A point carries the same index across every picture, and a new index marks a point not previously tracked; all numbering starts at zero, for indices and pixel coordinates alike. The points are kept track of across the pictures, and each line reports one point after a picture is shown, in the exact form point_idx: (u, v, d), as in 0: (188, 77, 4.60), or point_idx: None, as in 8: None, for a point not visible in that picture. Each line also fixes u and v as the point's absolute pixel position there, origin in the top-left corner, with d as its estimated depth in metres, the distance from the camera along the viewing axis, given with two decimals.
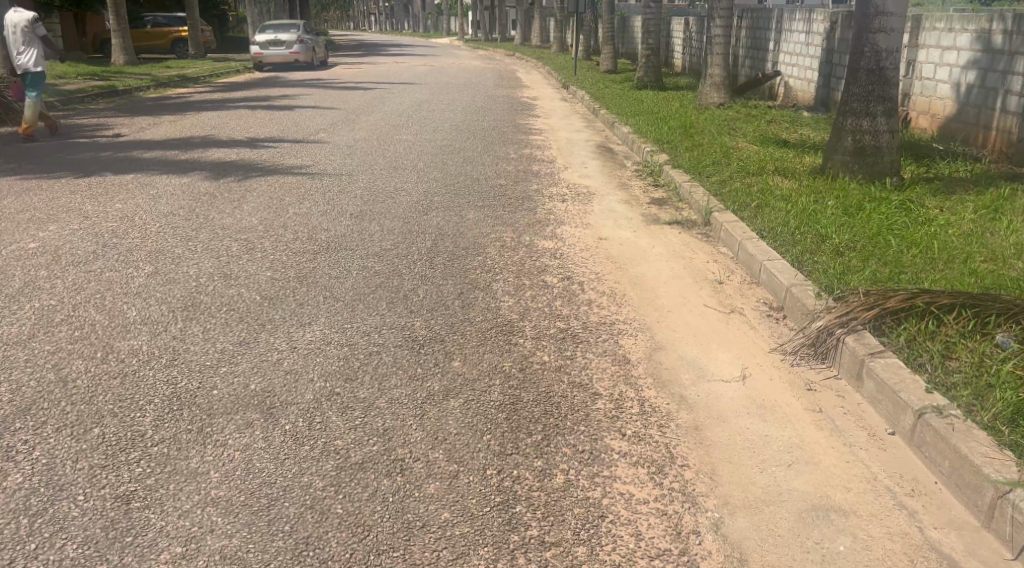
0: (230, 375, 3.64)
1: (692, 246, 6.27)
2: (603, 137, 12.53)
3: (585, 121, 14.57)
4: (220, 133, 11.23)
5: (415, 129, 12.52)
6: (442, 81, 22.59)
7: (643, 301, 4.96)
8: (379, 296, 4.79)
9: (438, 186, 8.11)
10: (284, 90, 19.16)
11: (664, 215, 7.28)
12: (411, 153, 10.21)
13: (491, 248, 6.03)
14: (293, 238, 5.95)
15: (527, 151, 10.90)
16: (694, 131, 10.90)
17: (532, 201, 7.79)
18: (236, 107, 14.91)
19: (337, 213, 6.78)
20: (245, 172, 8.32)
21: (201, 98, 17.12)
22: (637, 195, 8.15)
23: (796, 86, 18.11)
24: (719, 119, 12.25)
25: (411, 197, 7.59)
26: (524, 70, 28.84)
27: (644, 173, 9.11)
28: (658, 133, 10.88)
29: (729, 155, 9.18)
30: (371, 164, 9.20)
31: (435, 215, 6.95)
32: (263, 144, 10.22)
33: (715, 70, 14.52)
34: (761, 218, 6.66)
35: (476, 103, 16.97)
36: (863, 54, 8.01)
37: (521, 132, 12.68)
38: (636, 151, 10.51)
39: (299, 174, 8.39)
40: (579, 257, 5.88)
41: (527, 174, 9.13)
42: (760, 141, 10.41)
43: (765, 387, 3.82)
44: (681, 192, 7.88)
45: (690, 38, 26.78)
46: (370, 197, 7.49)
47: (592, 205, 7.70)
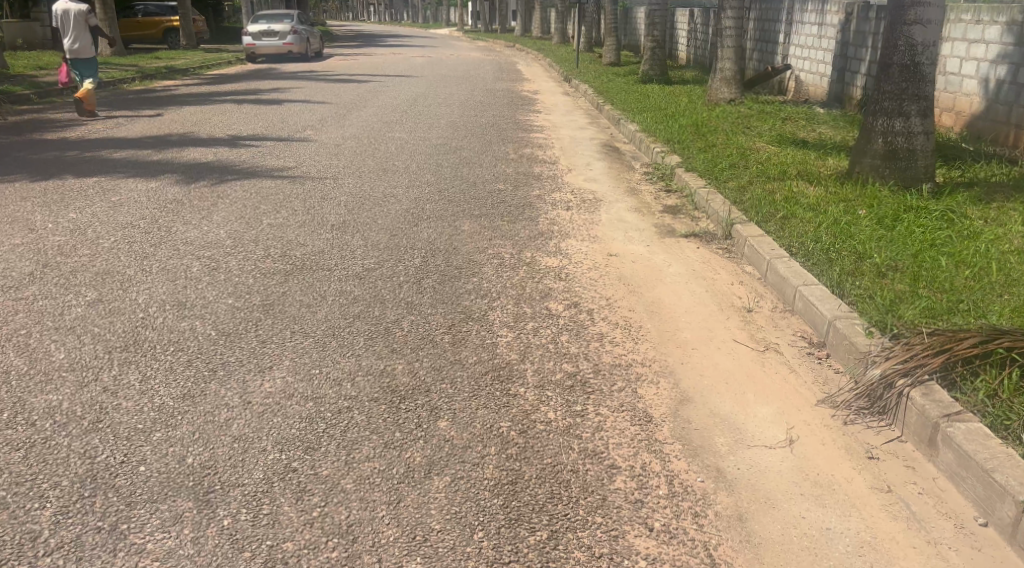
0: (164, 444, 2.97)
1: (712, 264, 5.59)
2: (608, 134, 11.85)
3: (589, 117, 13.89)
4: (200, 129, 10.55)
5: (408, 126, 11.84)
6: (440, 74, 21.86)
7: (663, 335, 4.29)
8: (356, 330, 4.12)
9: (431, 192, 7.44)
10: (275, 82, 18.46)
11: (679, 226, 6.60)
12: (403, 153, 9.53)
13: (487, 267, 5.36)
14: (265, 255, 5.28)
15: (528, 151, 10.21)
16: (706, 130, 10.21)
17: (533, 209, 7.11)
18: (222, 101, 14.22)
19: (316, 224, 6.12)
20: (220, 176, 7.66)
21: (188, 92, 16.42)
22: (648, 202, 7.48)
23: (808, 80, 17.39)
24: (731, 117, 11.56)
25: (400, 204, 6.93)
26: (525, 62, 28.12)
27: (654, 177, 8.43)
28: (668, 132, 10.19)
29: (746, 157, 8.49)
30: (358, 166, 8.53)
31: (426, 226, 6.28)
32: (245, 143, 9.54)
33: (726, 64, 13.82)
34: (789, 232, 5.98)
35: (475, 97, 16.28)
36: (896, 49, 7.30)
37: (521, 130, 12.01)
38: (644, 151, 9.83)
39: (279, 177, 7.72)
40: (586, 279, 5.21)
41: (527, 178, 8.45)
42: (778, 140, 9.71)
43: (818, 456, 3.15)
44: (697, 200, 7.20)
45: (695, 29, 26.01)
46: (355, 204, 6.82)
47: (599, 214, 7.03)
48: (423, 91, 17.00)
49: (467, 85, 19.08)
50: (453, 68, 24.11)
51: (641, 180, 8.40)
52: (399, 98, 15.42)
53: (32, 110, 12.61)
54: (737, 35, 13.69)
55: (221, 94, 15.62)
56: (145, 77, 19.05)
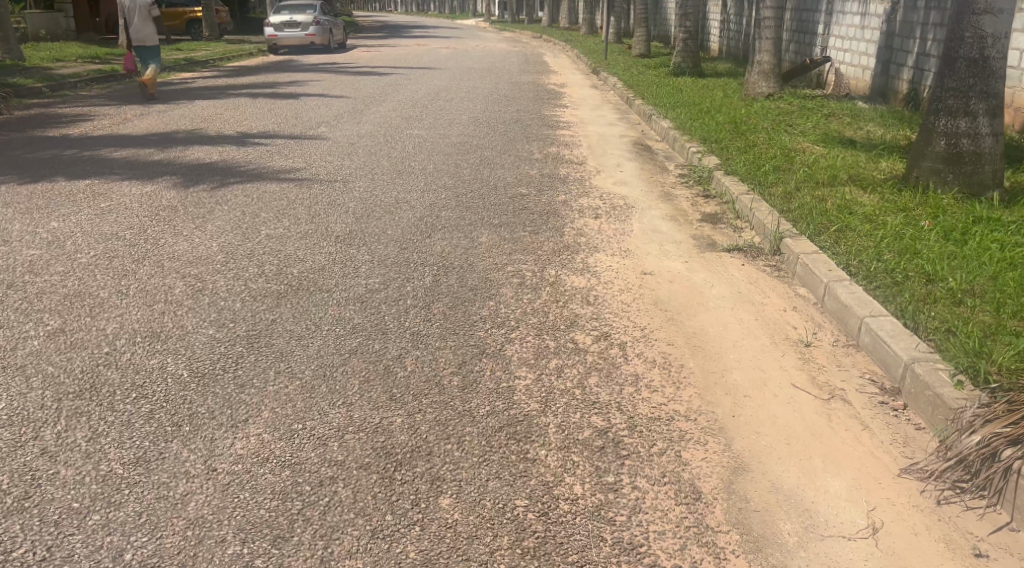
0: (101, 531, 2.43)
1: (760, 286, 4.96)
2: (639, 131, 11.21)
3: (618, 112, 13.23)
4: (209, 126, 10.06)
5: (428, 122, 11.27)
6: (464, 67, 21.26)
7: (709, 378, 3.68)
8: (351, 371, 3.56)
9: (448, 198, 6.87)
10: (294, 75, 18.01)
11: (720, 238, 5.97)
12: (421, 152, 8.97)
13: (505, 289, 4.77)
14: (258, 273, 4.74)
15: (554, 150, 9.60)
16: (746, 128, 9.52)
17: (558, 218, 6.51)
18: (237, 95, 13.74)
19: (318, 235, 5.57)
20: (222, 178, 7.14)
21: (204, 85, 15.98)
22: (683, 210, 6.85)
23: (849, 74, 16.55)
24: (770, 113, 10.86)
25: (414, 212, 6.36)
26: (552, 54, 27.46)
27: (690, 181, 7.79)
28: (704, 130, 9.53)
29: (792, 159, 7.82)
30: (372, 167, 7.98)
31: (440, 238, 5.71)
32: (255, 142, 9.03)
33: (764, 57, 13.08)
34: (847, 249, 5.34)
35: (499, 91, 15.67)
36: (962, 41, 6.57)
37: (547, 127, 11.40)
38: (678, 151, 9.18)
39: (285, 180, 7.20)
40: (618, 303, 4.60)
41: (552, 181, 7.85)
42: (824, 139, 9.00)
43: (911, 552, 2.54)
44: (738, 208, 6.56)
45: (728, 20, 25.14)
46: (364, 212, 6.27)
47: (630, 223, 6.42)
48: (445, 84, 16.41)
49: (491, 77, 18.47)
50: (477, 60, 23.50)
51: (676, 184, 7.76)
52: (420, 92, 14.87)
53: (41, 104, 12.20)
54: (777, 26, 12.93)
55: (238, 87, 15.16)
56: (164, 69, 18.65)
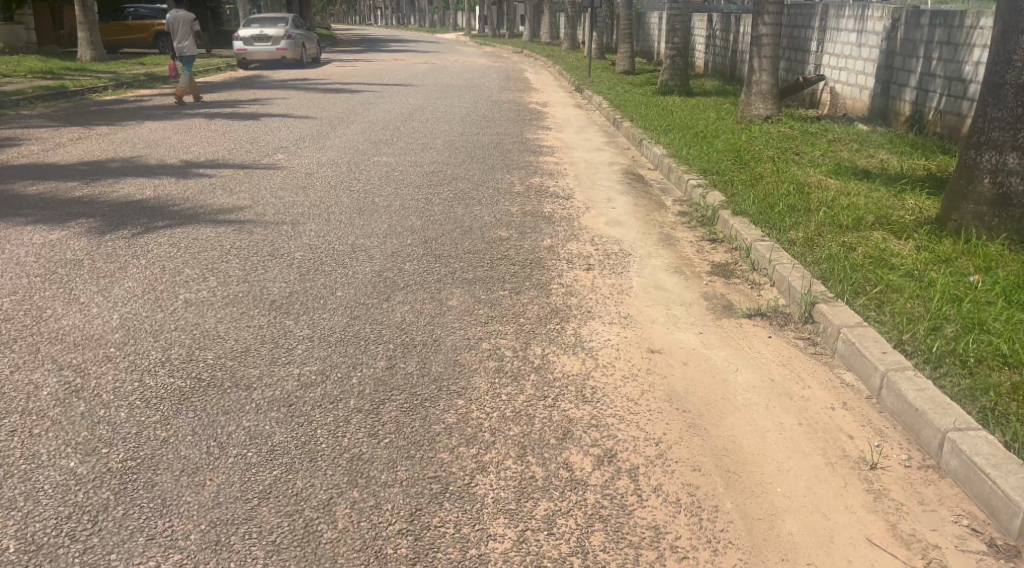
0: None
1: (796, 371, 4.00)
2: (628, 158, 10.31)
3: (605, 135, 12.34)
4: (151, 153, 9.02)
5: (398, 147, 10.28)
6: (441, 83, 20.34)
7: (755, 530, 2.71)
8: (257, 533, 2.56)
9: (413, 245, 5.87)
10: (259, 92, 16.97)
11: (736, 299, 5.00)
12: (388, 184, 7.99)
13: (478, 376, 3.78)
14: (158, 360, 3.71)
15: (538, 181, 8.63)
16: (749, 156, 8.61)
17: (543, 270, 5.53)
18: (192, 115, 12.70)
19: (249, 301, 4.55)
20: (149, 220, 6.12)
21: (159, 103, 14.91)
22: (688, 258, 5.89)
23: (846, 93, 15.74)
24: (772, 138, 9.98)
25: (372, 265, 5.37)
26: (533, 70, 26.65)
27: (693, 222, 6.85)
28: (705, 159, 8.61)
29: (808, 196, 6.88)
30: (328, 204, 6.97)
31: (400, 302, 4.71)
32: (199, 173, 8.00)
33: (761, 77, 12.22)
34: (895, 318, 4.38)
35: (478, 110, 14.76)
36: (1010, 64, 5.66)
37: (528, 152, 10.46)
38: (676, 182, 8.26)
39: (223, 222, 6.17)
40: (622, 398, 3.61)
41: (537, 221, 6.89)
42: (836, 170, 8.10)
43: None
44: (754, 257, 5.61)
45: (715, 36, 24.36)
46: (311, 266, 5.25)
47: (628, 276, 5.46)
48: (420, 103, 15.42)
49: (469, 95, 17.52)
50: (455, 77, 22.59)
51: (677, 225, 6.81)
52: (393, 112, 13.90)
53: None
54: (775, 44, 12.09)
55: (196, 106, 14.13)
56: (119, 85, 17.55)
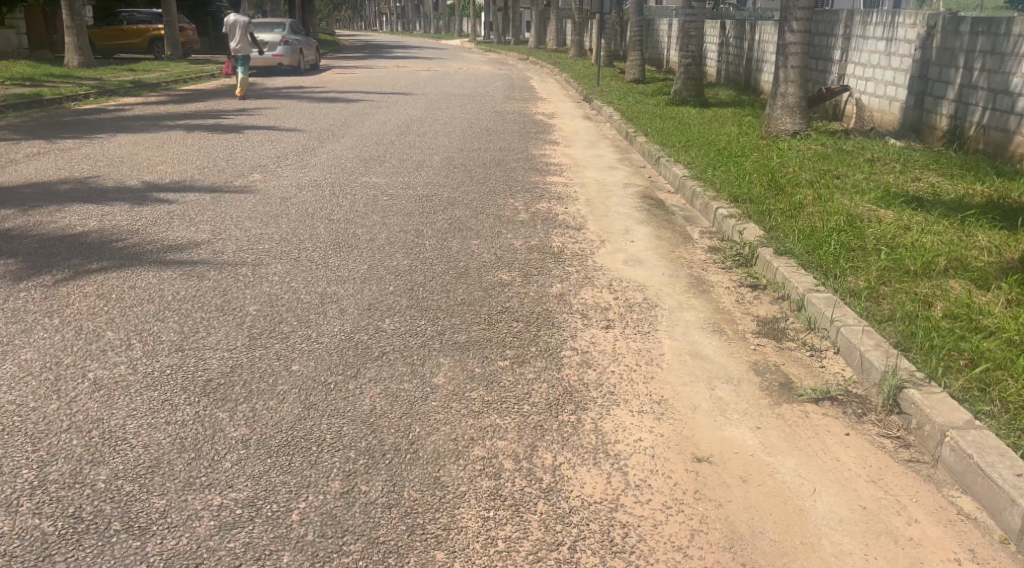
0: None
1: (894, 493, 3.00)
2: (645, 178, 9.33)
3: (618, 151, 11.38)
4: (110, 172, 8.07)
5: (390, 165, 9.33)
6: (444, 92, 19.42)
7: None
8: None
9: (396, 295, 4.89)
10: (250, 101, 16.06)
11: (795, 375, 4.00)
12: (375, 212, 7.01)
13: (466, 503, 2.79)
14: (27, 484, 2.73)
15: (544, 208, 7.65)
16: (785, 181, 7.62)
17: (552, 328, 4.53)
18: (170, 127, 11.75)
19: (176, 381, 3.56)
20: (83, 260, 5.15)
21: (140, 113, 13.97)
22: (726, 313, 4.90)
23: (873, 105, 14.77)
24: (805, 159, 8.99)
25: (342, 324, 4.38)
26: (540, 78, 25.72)
27: (727, 263, 5.86)
28: (735, 183, 7.64)
29: (862, 232, 5.90)
30: (301, 238, 6.00)
31: (371, 379, 3.71)
32: (159, 198, 7.03)
33: (789, 88, 11.26)
34: (1013, 410, 3.36)
35: (481, 122, 13.82)
36: None
37: (533, 171, 9.50)
38: (703, 211, 7.27)
39: (169, 264, 5.19)
40: (665, 546, 2.63)
41: (545, 259, 5.90)
42: (886, 198, 7.10)
43: None
44: (812, 313, 4.61)
45: (728, 44, 23.43)
46: (267, 326, 4.26)
47: (655, 336, 4.46)
48: (419, 114, 14.46)
49: (471, 105, 16.57)
50: (458, 85, 21.66)
51: (710, 267, 5.82)
52: (389, 124, 12.96)
53: None
54: (803, 53, 11.15)
55: (178, 117, 13.21)
56: (102, 93, 16.61)
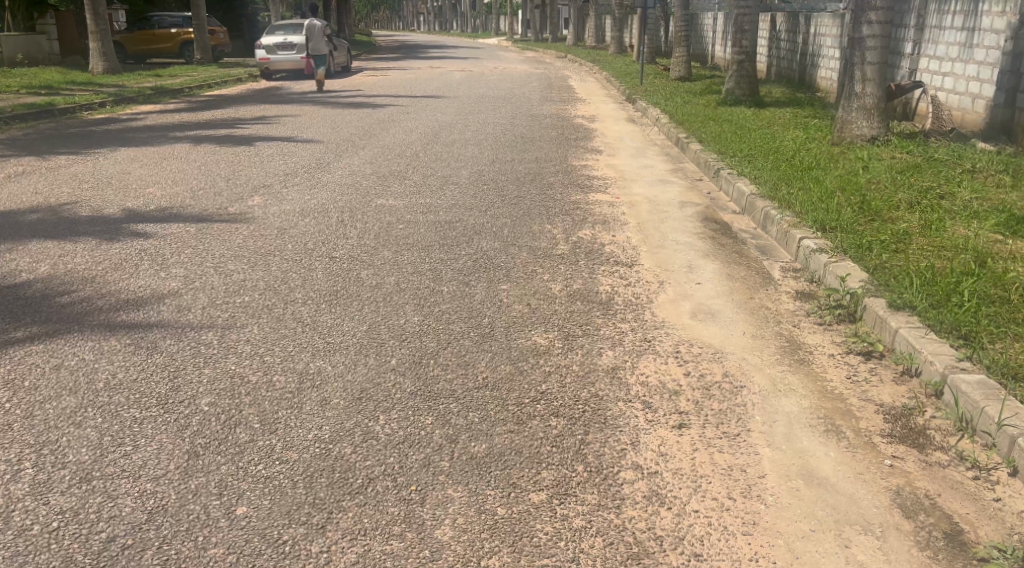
0: None
1: None
2: (703, 195, 8.08)
3: (669, 160, 10.12)
4: (91, 196, 7.04)
5: (411, 183, 8.21)
6: (478, 94, 18.30)
7: None
8: None
9: (398, 373, 3.74)
10: (270, 108, 15.09)
11: (960, 516, 2.79)
12: (387, 246, 5.88)
13: None
14: None
15: (588, 236, 6.45)
16: (881, 203, 6.34)
17: (605, 426, 3.34)
18: (176, 140, 10.74)
19: (57, 544, 2.47)
20: (10, 325, 4.08)
21: (151, 122, 13.01)
22: (837, 399, 3.68)
23: (952, 103, 13.33)
24: (893, 172, 7.70)
25: (319, 425, 3.24)
26: (579, 76, 24.49)
27: (823, 317, 4.63)
28: (819, 205, 6.39)
29: (999, 276, 4.64)
30: (290, 286, 4.88)
31: (345, 534, 2.57)
32: (135, 230, 5.96)
33: (866, 88, 9.92)
34: None
35: (515, 127, 12.64)
36: None
37: (574, 187, 8.30)
38: (784, 242, 6.03)
39: (116, 327, 4.09)
40: None
41: (592, 312, 4.72)
42: (1011, 224, 5.81)
43: None
44: (963, 404, 3.38)
45: (779, 38, 21.97)
46: (217, 430, 3.13)
47: (747, 443, 3.25)
48: (449, 120, 13.32)
49: (505, 108, 15.41)
50: (493, 86, 20.55)
51: (802, 323, 4.60)
52: (415, 131, 11.84)
53: None
54: (883, 47, 9.79)
55: (190, 126, 12.27)
56: (118, 100, 15.73)
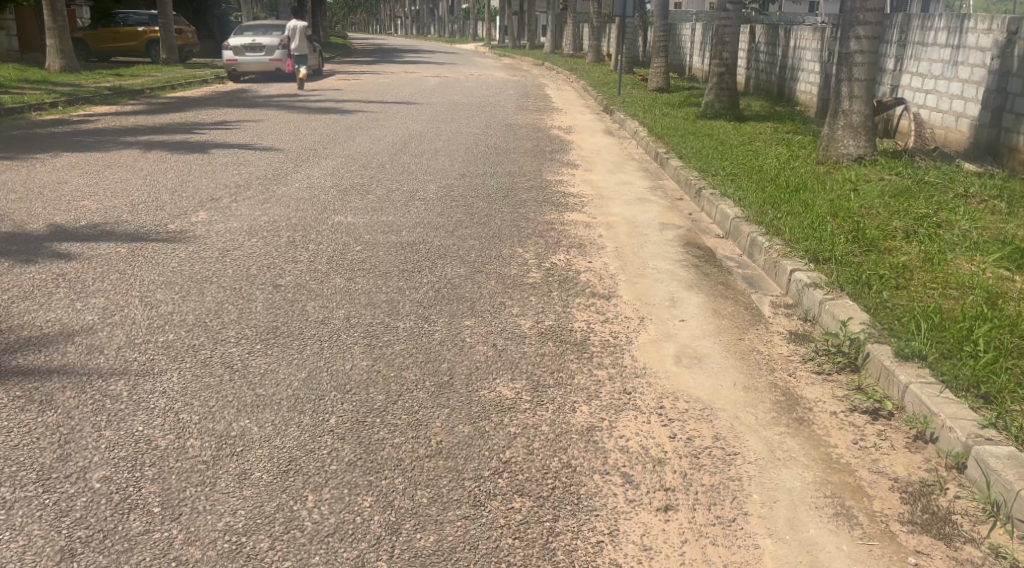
0: None
1: None
2: (684, 216, 7.62)
3: (647, 177, 9.66)
4: (17, 208, 6.42)
5: (372, 197, 7.65)
6: (451, 101, 17.77)
7: None
8: None
9: (335, 437, 3.19)
10: (233, 112, 14.45)
11: None
12: (340, 272, 5.33)
13: None
14: None
15: (562, 262, 5.94)
16: (876, 232, 5.89)
17: (577, 510, 2.83)
18: (126, 145, 10.11)
19: None
20: None
21: (103, 125, 12.33)
22: (844, 470, 3.19)
23: (935, 121, 13.03)
24: (883, 196, 7.28)
25: (231, 510, 2.69)
26: (556, 85, 24.04)
27: (821, 364, 4.16)
28: (810, 233, 5.94)
29: (1014, 321, 4.19)
30: (224, 322, 4.31)
31: None
32: (58, 250, 5.36)
33: (853, 105, 9.53)
34: None
35: (488, 138, 12.13)
36: None
37: (547, 205, 7.80)
38: (774, 273, 5.56)
39: (8, 374, 3.50)
40: None
41: (565, 355, 4.20)
42: (1016, 258, 5.39)
43: None
44: (992, 485, 2.92)
45: (758, 50, 21.67)
46: (106, 518, 2.58)
47: (745, 535, 2.75)
48: (420, 128, 12.79)
49: (479, 117, 14.90)
50: (467, 93, 20.02)
51: (799, 372, 4.11)
52: (382, 140, 11.29)
53: None
54: (871, 63, 9.42)
55: (144, 130, 11.62)
56: (72, 100, 15.00)
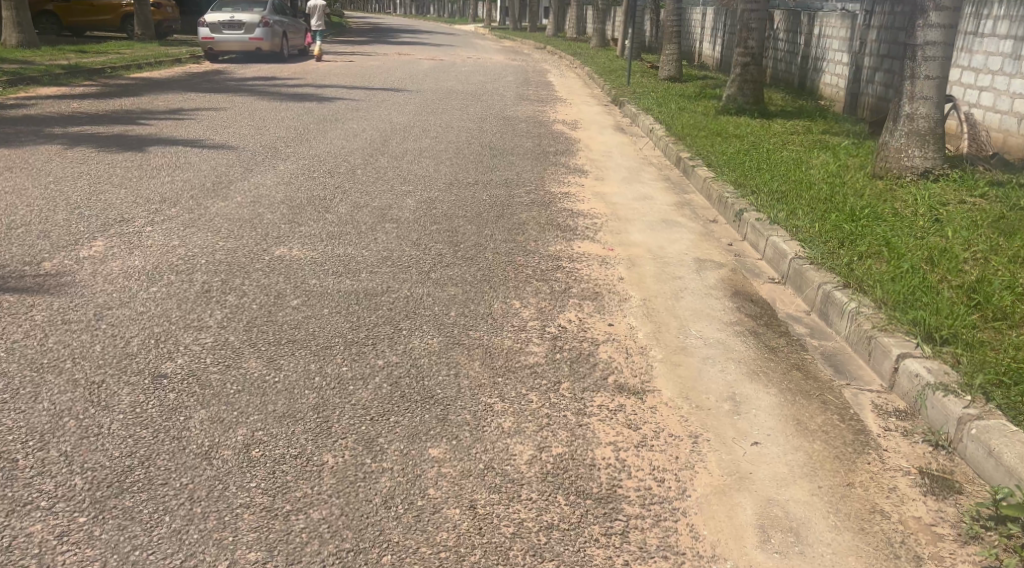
0: None
1: None
2: (724, 249, 6.03)
3: (670, 189, 8.06)
4: None
5: (332, 218, 6.05)
6: (445, 88, 16.11)
7: None
8: None
9: None
10: (195, 97, 12.80)
11: None
12: (259, 348, 3.74)
13: None
14: None
15: (573, 326, 4.36)
16: (1001, 295, 4.32)
17: None
18: (50, 138, 8.48)
19: None
20: None
21: (35, 111, 10.65)
22: None
23: (989, 123, 11.43)
24: (980, 230, 5.71)
25: None
26: (559, 71, 22.35)
27: (998, 553, 2.59)
28: (911, 293, 4.37)
29: None
30: (41, 460, 2.73)
31: None
32: None
33: (918, 108, 7.94)
34: None
35: (482, 134, 10.51)
36: None
37: (552, 229, 6.21)
38: (870, 355, 3.99)
39: None
40: None
41: (584, 527, 2.63)
42: None
43: None
44: None
45: (779, 38, 20.01)
46: None
47: None
48: (404, 121, 11.17)
49: (474, 108, 13.26)
50: (462, 78, 18.35)
51: None
52: (358, 136, 9.68)
53: None
54: (943, 57, 7.80)
55: (83, 119, 9.99)
56: (17, 81, 13.32)
